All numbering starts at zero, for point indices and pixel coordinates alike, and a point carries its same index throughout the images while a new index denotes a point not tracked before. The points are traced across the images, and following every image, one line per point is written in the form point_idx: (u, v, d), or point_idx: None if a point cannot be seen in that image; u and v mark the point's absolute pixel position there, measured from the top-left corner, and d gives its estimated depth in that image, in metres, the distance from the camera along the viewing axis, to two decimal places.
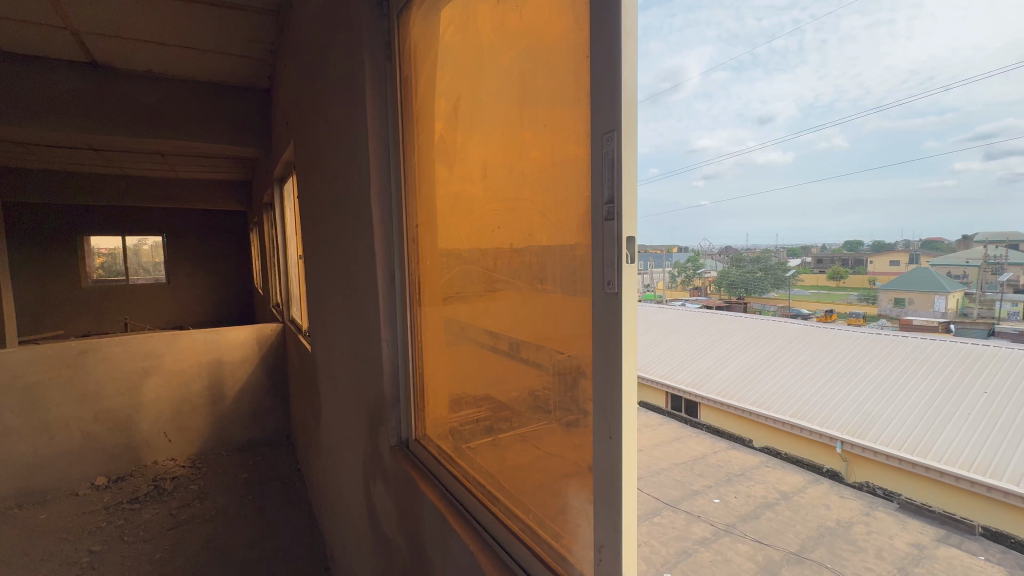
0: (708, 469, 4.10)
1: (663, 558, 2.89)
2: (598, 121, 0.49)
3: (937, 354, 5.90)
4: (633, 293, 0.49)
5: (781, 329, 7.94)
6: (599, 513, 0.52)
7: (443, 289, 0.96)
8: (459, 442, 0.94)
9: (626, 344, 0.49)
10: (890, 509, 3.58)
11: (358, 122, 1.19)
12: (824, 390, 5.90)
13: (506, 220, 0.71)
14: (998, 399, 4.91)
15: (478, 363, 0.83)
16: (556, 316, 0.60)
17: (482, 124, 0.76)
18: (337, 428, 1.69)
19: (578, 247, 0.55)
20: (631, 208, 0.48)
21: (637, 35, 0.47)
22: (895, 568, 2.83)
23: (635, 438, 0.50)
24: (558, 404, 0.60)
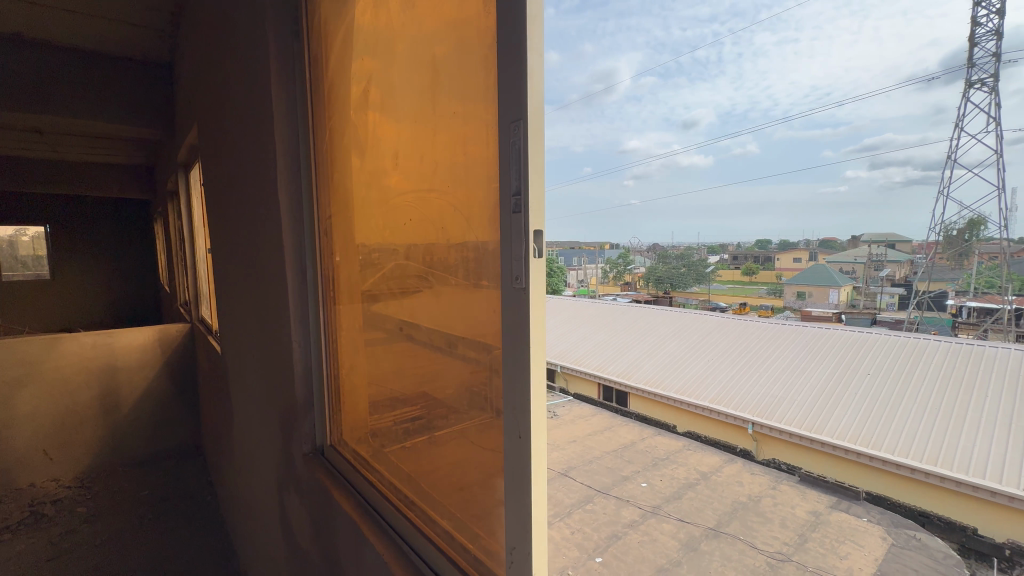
0: (636, 455, 4.31)
1: (595, 543, 3.00)
2: (506, 110, 0.49)
3: (830, 339, 6.64)
4: (540, 286, 0.50)
5: (700, 320, 8.51)
6: (510, 512, 0.54)
7: (360, 287, 0.94)
8: (379, 443, 0.92)
9: (534, 336, 0.50)
10: (792, 482, 3.96)
11: (263, 105, 1.12)
12: (738, 376, 6.43)
13: (420, 209, 0.70)
14: (879, 378, 5.62)
15: (401, 360, 0.82)
16: (474, 310, 0.61)
17: (395, 114, 0.75)
18: (249, 437, 1.58)
19: (490, 241, 0.56)
20: (540, 198, 0.49)
21: (542, 24, 0.47)
22: (797, 534, 3.17)
23: (544, 437, 0.52)
24: (480, 401, 0.61)
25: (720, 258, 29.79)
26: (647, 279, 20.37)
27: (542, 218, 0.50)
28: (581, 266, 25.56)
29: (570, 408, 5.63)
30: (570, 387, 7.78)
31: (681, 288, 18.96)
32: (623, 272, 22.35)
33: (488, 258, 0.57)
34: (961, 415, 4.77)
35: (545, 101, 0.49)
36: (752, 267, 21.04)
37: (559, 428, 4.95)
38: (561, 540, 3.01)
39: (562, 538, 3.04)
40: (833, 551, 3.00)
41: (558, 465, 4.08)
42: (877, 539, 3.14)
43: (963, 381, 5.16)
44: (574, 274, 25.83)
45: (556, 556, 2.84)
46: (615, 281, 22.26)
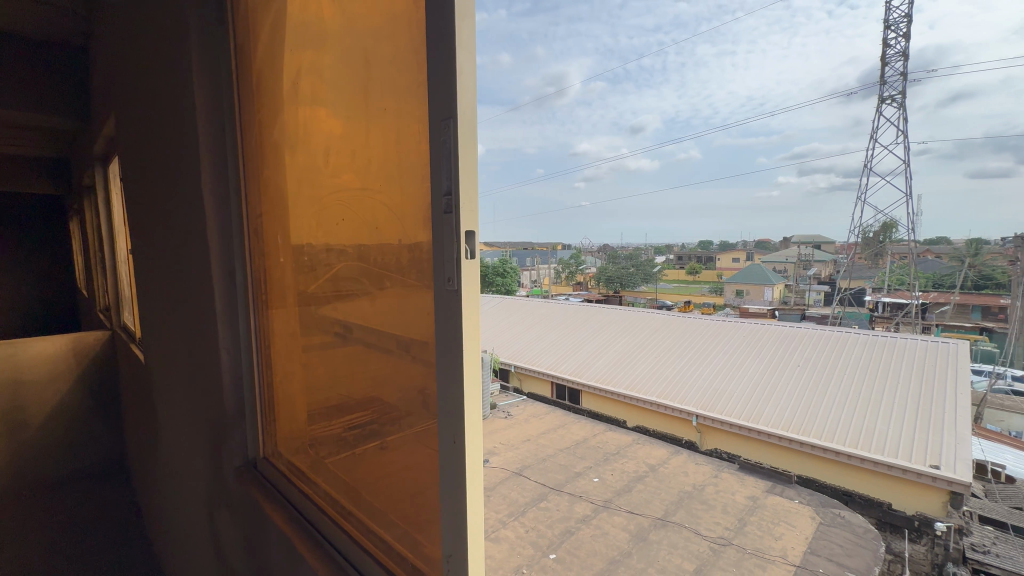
0: (588, 451, 4.40)
1: (549, 540, 3.02)
2: (437, 107, 0.49)
3: (765, 332, 7.08)
4: (473, 287, 0.50)
5: (648, 318, 8.79)
6: (447, 520, 0.54)
7: (295, 291, 0.91)
8: (317, 453, 0.90)
9: (468, 332, 0.51)
10: (733, 469, 4.18)
11: (183, 93, 1.05)
12: (683, 371, 6.72)
13: (358, 209, 0.69)
14: (807, 368, 6.05)
15: (342, 364, 0.81)
16: (415, 310, 0.61)
17: (328, 112, 0.73)
18: (176, 453, 1.48)
19: (426, 241, 0.56)
20: (474, 197, 0.50)
21: (473, 23, 0.48)
22: (737, 518, 3.36)
23: (479, 439, 0.53)
24: (423, 407, 0.62)
25: (666, 258, 31.17)
26: (599, 279, 20.90)
27: (477, 216, 0.51)
28: (534, 266, 25.77)
29: (524, 407, 5.64)
30: (524, 386, 7.86)
31: (630, 287, 19.62)
32: (575, 272, 22.90)
33: (424, 258, 0.57)
34: (879, 400, 5.22)
35: (475, 101, 0.50)
36: (695, 265, 22.77)
37: (512, 428, 4.94)
38: (515, 540, 3.01)
39: (517, 537, 3.05)
40: (769, 532, 3.21)
41: (512, 464, 4.08)
42: (807, 519, 3.39)
43: (880, 369, 5.65)
44: (528, 274, 26.11)
45: (511, 556, 2.85)
46: (567, 281, 22.69)
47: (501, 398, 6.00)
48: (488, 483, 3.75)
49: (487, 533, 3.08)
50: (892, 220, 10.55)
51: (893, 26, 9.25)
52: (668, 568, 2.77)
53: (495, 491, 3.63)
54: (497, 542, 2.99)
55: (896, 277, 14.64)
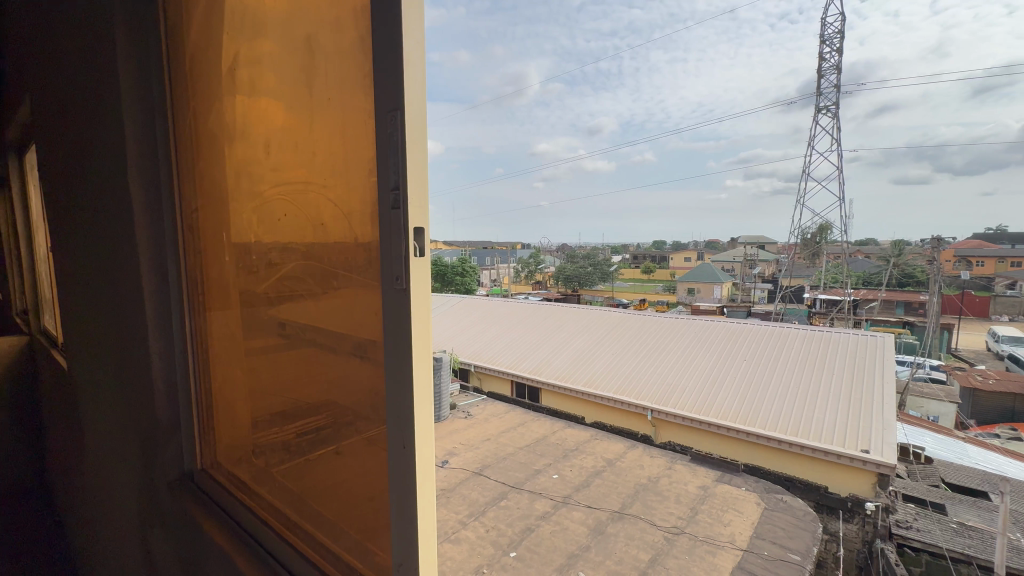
0: (547, 449, 4.44)
1: (509, 539, 3.03)
2: (383, 99, 0.49)
3: (714, 328, 7.40)
4: (420, 286, 0.51)
5: (605, 315, 8.96)
6: (397, 526, 0.55)
7: (237, 293, 0.87)
8: (263, 462, 0.88)
9: (418, 331, 0.51)
10: (685, 461, 4.34)
11: (107, 78, 0.97)
12: (638, 366, 6.93)
13: (304, 206, 0.68)
14: (753, 361, 6.39)
15: (286, 368, 0.79)
16: (361, 310, 0.61)
17: (271, 105, 0.71)
18: (104, 468, 1.37)
19: (372, 239, 0.56)
20: (425, 195, 0.50)
21: (418, 20, 0.48)
22: (689, 508, 3.50)
23: (428, 443, 0.54)
24: (371, 411, 0.62)
25: (622, 258, 32.08)
26: (558, 278, 21.22)
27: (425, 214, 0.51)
28: (494, 265, 25.86)
29: (484, 407, 5.61)
30: (483, 386, 7.87)
31: (588, 285, 20.06)
32: (534, 271, 23.19)
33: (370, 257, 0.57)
34: (817, 391, 5.57)
35: (423, 97, 0.50)
36: (649, 263, 23.62)
37: (472, 428, 4.90)
38: (475, 540, 3.00)
39: (477, 537, 3.03)
40: (719, 519, 3.36)
41: (472, 465, 4.05)
42: (753, 505, 3.58)
43: (817, 362, 6.05)
44: (488, 273, 26.13)
45: (471, 556, 2.83)
46: (527, 280, 22.91)
47: (461, 398, 5.94)
48: (447, 485, 3.70)
49: (447, 535, 3.05)
50: (827, 222, 11.36)
51: (827, 42, 9.94)
52: (625, 560, 2.84)
53: (455, 492, 3.59)
54: (457, 543, 2.97)
55: (831, 275, 15.76)
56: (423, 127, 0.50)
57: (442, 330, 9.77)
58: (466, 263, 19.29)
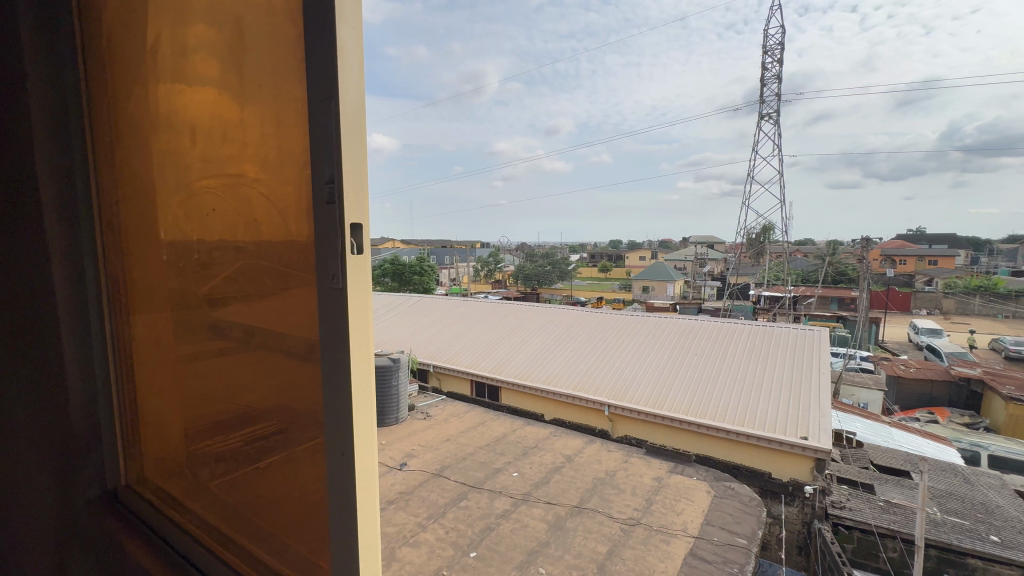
0: (507, 447, 4.45)
1: (469, 539, 3.01)
2: (316, 91, 0.50)
3: (667, 324, 7.65)
4: (358, 285, 0.52)
5: (562, 313, 9.09)
6: (338, 536, 0.57)
7: (166, 295, 0.84)
8: (198, 474, 0.85)
9: (355, 328, 0.53)
10: (640, 453, 4.48)
11: (9, 57, 0.89)
12: (596, 363, 7.08)
13: (237, 201, 0.67)
14: (704, 356, 6.65)
15: (221, 377, 0.77)
16: (297, 310, 0.61)
17: (204, 98, 0.69)
18: (12, 489, 1.25)
19: (307, 237, 0.57)
20: (365, 197, 0.52)
21: (353, 21, 0.49)
22: (644, 499, 3.61)
23: (367, 448, 0.56)
24: (309, 419, 0.63)
25: (580, 257, 32.81)
26: (517, 276, 21.35)
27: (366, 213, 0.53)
28: (454, 265, 25.79)
29: (443, 407, 5.53)
30: (443, 386, 7.83)
31: (547, 284, 20.34)
32: (493, 270, 23.40)
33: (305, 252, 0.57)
34: (760, 382, 5.90)
35: (358, 95, 0.51)
36: (605, 262, 24.26)
37: (431, 429, 4.83)
38: (435, 541, 2.97)
39: (436, 539, 3.00)
40: (673, 509, 3.49)
41: (431, 466, 3.99)
42: (704, 493, 3.74)
43: (762, 355, 6.38)
44: (447, 272, 26.02)
45: (430, 559, 2.80)
46: (487, 279, 23.01)
47: (419, 398, 5.84)
48: (405, 488, 3.63)
49: (405, 539, 2.99)
50: (770, 223, 12.08)
51: (769, 52, 10.55)
52: (583, 553, 2.90)
53: (413, 495, 3.53)
54: (416, 547, 2.92)
55: (773, 273, 16.74)
56: (358, 120, 0.51)
57: (398, 330, 9.61)
58: (423, 262, 19.00)
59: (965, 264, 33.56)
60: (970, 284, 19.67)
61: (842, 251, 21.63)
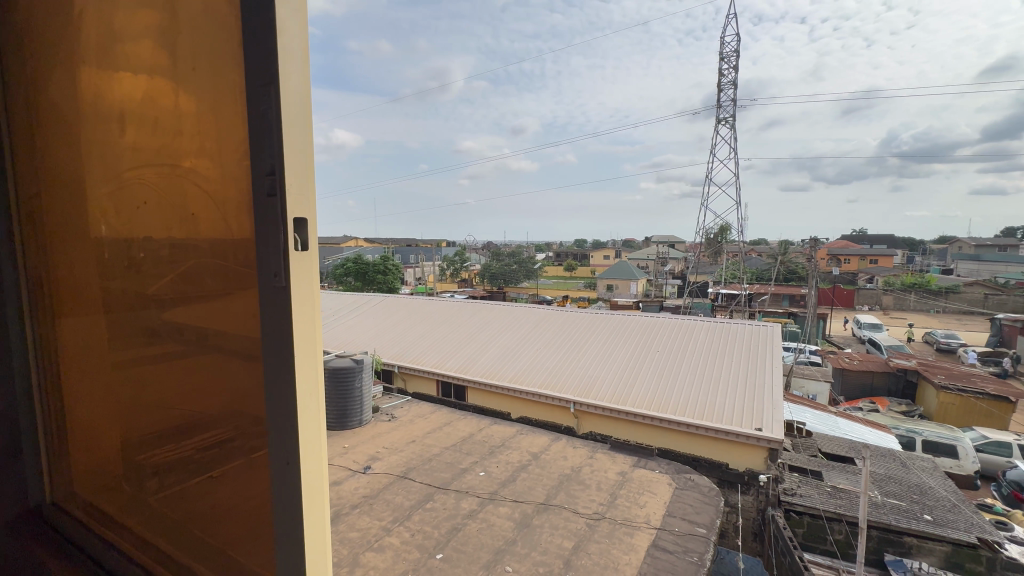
0: (473, 446, 4.43)
1: (435, 540, 2.99)
2: (255, 80, 0.51)
3: (631, 322, 7.81)
4: (300, 283, 0.54)
5: (529, 311, 9.13)
6: (284, 544, 0.57)
7: (97, 297, 0.79)
8: (134, 488, 0.81)
9: (298, 325, 0.54)
10: (605, 449, 4.56)
11: None
12: (562, 360, 7.15)
13: (174, 195, 0.65)
14: (666, 352, 6.83)
15: (159, 385, 0.74)
16: (237, 309, 0.61)
17: (138, 86, 0.67)
18: None
19: (246, 231, 0.57)
20: (311, 196, 0.55)
21: (291, 18, 0.51)
22: (608, 493, 3.69)
23: (312, 455, 0.58)
24: (250, 427, 0.63)
25: (546, 257, 33.18)
26: (484, 275, 21.31)
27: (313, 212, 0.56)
28: (420, 264, 25.68)
29: (408, 408, 5.44)
30: (408, 387, 7.74)
31: (513, 283, 20.48)
32: (459, 269, 23.39)
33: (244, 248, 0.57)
34: (718, 377, 6.11)
35: (297, 90, 0.53)
36: (570, 262, 24.66)
37: (396, 431, 4.75)
38: (400, 545, 2.92)
39: (401, 542, 2.95)
40: (636, 502, 3.58)
41: (396, 468, 3.92)
42: (666, 485, 3.86)
43: (720, 351, 6.61)
44: (412, 271, 25.85)
45: (395, 563, 2.76)
46: (452, 278, 22.98)
47: (384, 400, 5.73)
48: (369, 492, 3.55)
49: (369, 543, 2.93)
50: (727, 224, 12.58)
51: (726, 58, 10.92)
52: (549, 550, 2.93)
53: (378, 499, 3.46)
54: (380, 551, 2.86)
55: (730, 272, 17.45)
56: (297, 113, 0.53)
57: (362, 330, 9.41)
58: (387, 261, 18.67)
59: (902, 263, 36.05)
60: (906, 282, 21.15)
61: (793, 251, 22.75)
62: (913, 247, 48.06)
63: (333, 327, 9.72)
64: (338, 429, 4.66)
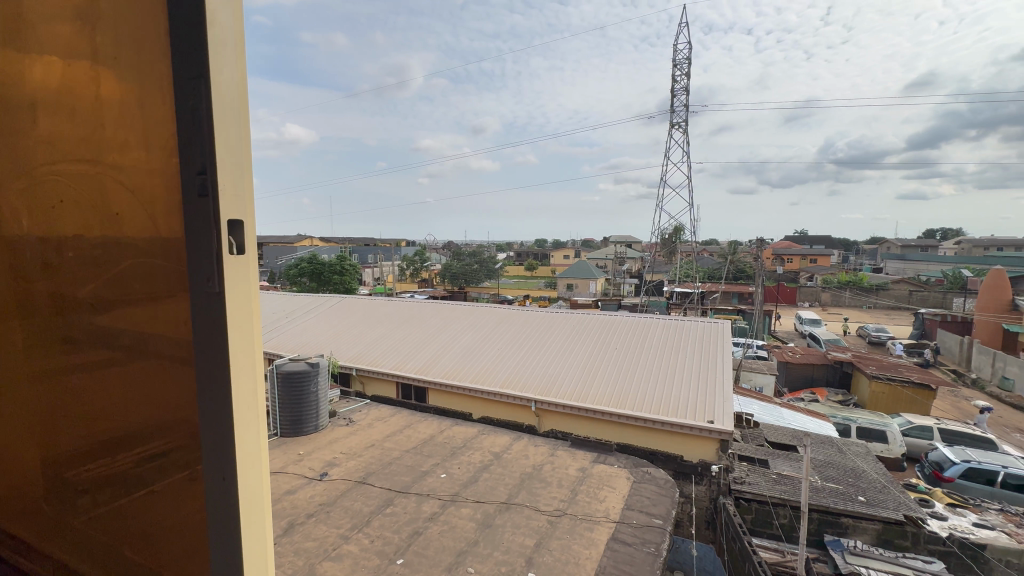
0: (435, 449, 4.38)
1: (395, 545, 2.93)
2: (183, 71, 0.53)
3: (590, 321, 7.96)
4: (236, 288, 0.55)
5: (491, 310, 9.12)
6: (221, 556, 0.57)
7: (7, 303, 0.72)
8: (56, 508, 0.75)
9: (235, 328, 0.55)
10: (565, 446, 4.63)
11: None
12: (523, 359, 7.20)
13: (95, 192, 0.62)
14: (624, 349, 7.00)
15: (82, 396, 0.69)
16: (164, 317, 0.60)
17: (52, 77, 0.64)
18: None
19: (176, 235, 0.57)
20: (248, 194, 0.57)
21: (223, 21, 0.53)
22: (569, 489, 3.75)
23: (251, 466, 0.59)
24: (181, 441, 0.61)
25: (506, 256, 33.34)
26: (444, 275, 21.14)
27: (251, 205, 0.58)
28: (378, 264, 25.19)
29: (367, 412, 5.31)
30: (367, 390, 7.58)
31: (474, 283, 20.49)
32: (419, 269, 23.16)
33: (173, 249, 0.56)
34: (673, 372, 6.33)
35: (229, 92, 0.55)
36: (531, 261, 24.92)
37: (354, 435, 4.62)
38: (359, 552, 2.85)
39: (360, 549, 2.88)
40: (596, 497, 3.65)
41: (354, 474, 3.82)
42: (624, 479, 3.96)
43: (675, 347, 6.85)
44: (369, 271, 25.33)
45: (354, 571, 2.69)
46: (412, 278, 22.72)
47: (341, 404, 5.56)
48: (326, 499, 3.44)
49: (327, 553, 2.84)
50: (680, 225, 13.09)
51: (677, 65, 11.37)
52: (512, 549, 2.94)
53: (335, 506, 3.36)
54: (338, 561, 2.78)
55: (683, 271, 18.16)
56: (230, 114, 0.55)
57: (317, 332, 9.11)
58: (343, 261, 18.15)
59: (838, 263, 38.69)
60: (842, 280, 22.70)
61: (742, 251, 23.92)
62: (848, 248, 51.61)
63: (287, 330, 9.36)
64: (293, 435, 4.48)
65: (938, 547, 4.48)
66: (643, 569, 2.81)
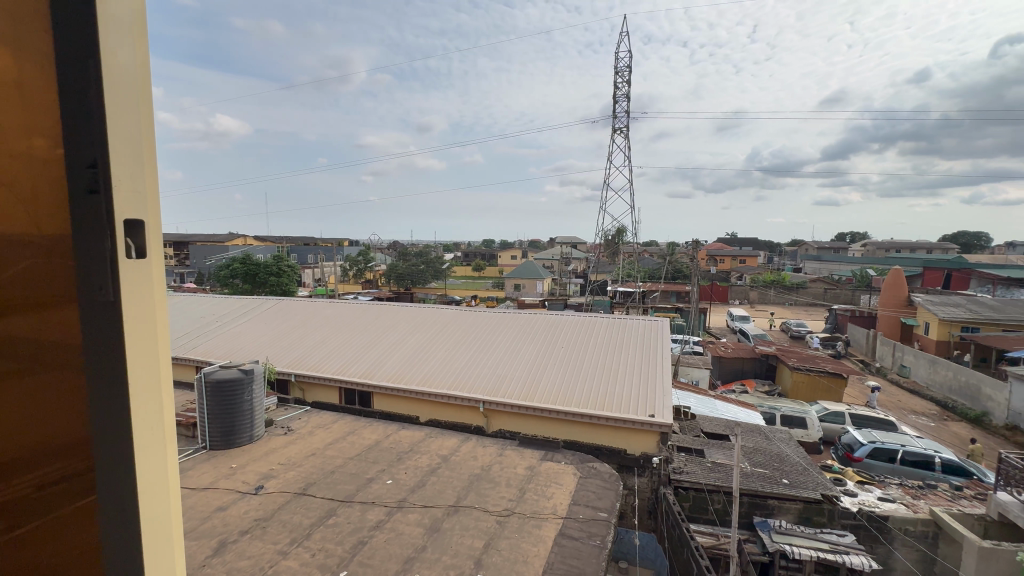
0: (380, 454, 4.26)
1: (339, 557, 2.83)
2: (65, 56, 0.56)
3: (537, 320, 8.05)
4: (134, 280, 0.61)
5: (438, 311, 9.00)
6: (118, 535, 0.62)
7: None
8: None
9: (133, 316, 0.62)
10: (514, 445, 4.66)
11: None
12: (471, 360, 7.15)
13: None
14: (570, 348, 7.14)
15: None
16: (29, 315, 0.57)
17: None
18: None
19: (53, 225, 0.56)
20: (145, 191, 0.65)
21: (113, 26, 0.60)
22: (517, 488, 3.77)
23: (149, 443, 0.66)
24: (55, 445, 0.59)
25: (454, 257, 33.15)
26: (390, 276, 20.72)
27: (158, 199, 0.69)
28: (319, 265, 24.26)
29: (307, 419, 5.06)
30: (308, 396, 7.30)
31: (421, 284, 20.21)
32: (363, 270, 22.52)
33: (62, 240, 0.57)
34: (617, 369, 6.55)
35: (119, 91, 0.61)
36: (479, 262, 24.97)
37: (294, 444, 4.40)
38: (299, 567, 2.72)
39: (300, 565, 2.75)
40: (544, 494, 3.71)
41: (293, 485, 3.63)
42: (571, 475, 4.04)
43: (618, 345, 7.08)
44: (309, 272, 24.31)
45: None
46: (356, 279, 22.05)
47: (279, 412, 5.26)
48: (262, 514, 3.24)
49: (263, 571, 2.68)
50: (622, 227, 13.58)
51: (619, 72, 11.78)
52: (460, 552, 2.92)
53: (272, 521, 3.18)
54: None
55: (625, 271, 18.89)
56: (120, 114, 0.60)
57: (251, 337, 8.58)
58: (280, 261, 17.29)
59: (765, 263, 41.70)
60: (767, 279, 24.51)
61: (679, 251, 25.26)
62: (773, 249, 55.78)
63: (216, 336, 8.74)
64: (225, 447, 4.19)
65: (850, 521, 4.96)
66: (589, 562, 2.88)
